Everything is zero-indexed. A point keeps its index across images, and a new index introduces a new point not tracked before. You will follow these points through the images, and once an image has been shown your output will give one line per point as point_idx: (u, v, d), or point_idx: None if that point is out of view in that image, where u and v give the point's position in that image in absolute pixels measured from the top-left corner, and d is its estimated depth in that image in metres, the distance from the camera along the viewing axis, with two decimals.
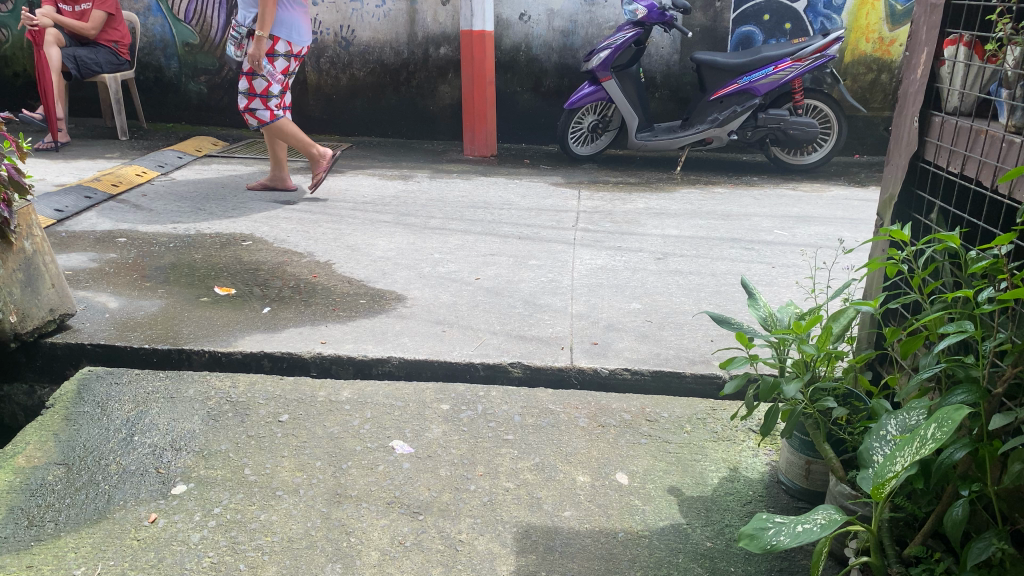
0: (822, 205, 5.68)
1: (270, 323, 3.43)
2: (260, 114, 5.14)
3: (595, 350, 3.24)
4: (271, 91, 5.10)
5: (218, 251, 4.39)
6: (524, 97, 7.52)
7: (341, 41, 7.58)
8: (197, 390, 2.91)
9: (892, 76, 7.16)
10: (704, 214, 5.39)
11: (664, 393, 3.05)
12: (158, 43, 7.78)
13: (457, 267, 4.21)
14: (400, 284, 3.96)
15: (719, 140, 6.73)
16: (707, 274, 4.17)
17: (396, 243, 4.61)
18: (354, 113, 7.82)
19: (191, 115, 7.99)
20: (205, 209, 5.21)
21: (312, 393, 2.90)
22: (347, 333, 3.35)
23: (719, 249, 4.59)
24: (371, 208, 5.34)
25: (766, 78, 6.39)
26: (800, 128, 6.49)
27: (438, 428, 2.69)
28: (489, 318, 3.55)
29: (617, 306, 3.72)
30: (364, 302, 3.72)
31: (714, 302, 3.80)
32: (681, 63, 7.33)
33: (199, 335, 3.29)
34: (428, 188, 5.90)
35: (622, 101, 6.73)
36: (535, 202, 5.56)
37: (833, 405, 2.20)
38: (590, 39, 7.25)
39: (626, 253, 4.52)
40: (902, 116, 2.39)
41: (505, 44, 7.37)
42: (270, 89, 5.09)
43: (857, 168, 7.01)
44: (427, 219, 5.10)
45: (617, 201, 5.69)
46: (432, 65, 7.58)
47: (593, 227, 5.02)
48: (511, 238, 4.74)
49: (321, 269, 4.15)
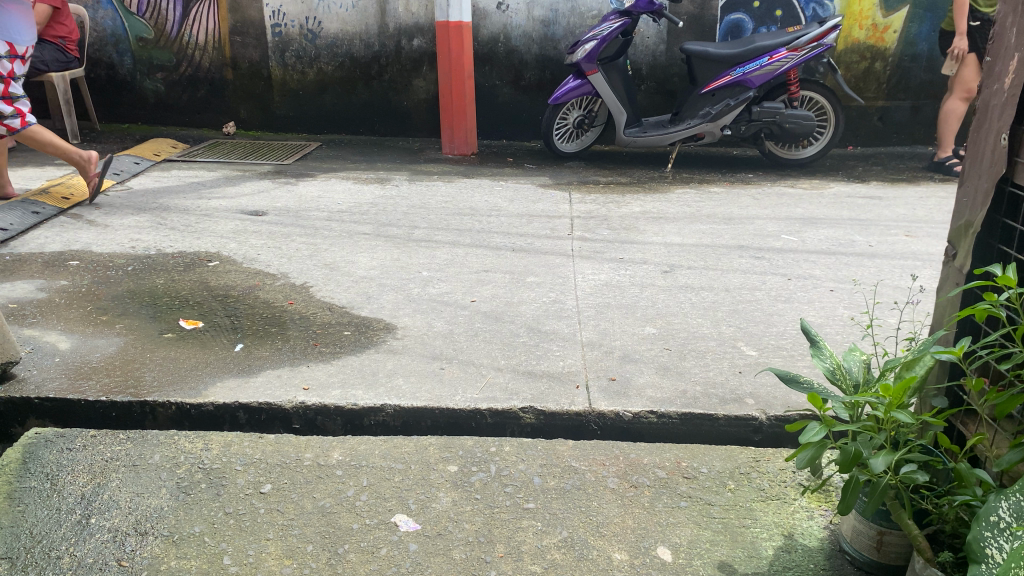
0: (826, 204, 5.38)
1: (243, 366, 3.04)
2: (9, 119, 4.70)
3: (614, 389, 2.89)
4: (11, 90, 4.69)
5: (181, 274, 3.97)
6: (503, 91, 7.13)
7: (306, 34, 7.13)
8: (163, 456, 2.50)
9: (886, 64, 6.90)
10: (704, 218, 5.06)
11: (695, 438, 2.73)
12: (109, 38, 7.27)
13: (449, 288, 3.84)
14: (387, 310, 3.58)
15: (712, 135, 6.40)
16: (721, 289, 3.85)
17: (378, 260, 4.21)
18: (323, 110, 7.38)
19: (147, 115, 7.48)
20: (167, 223, 4.77)
21: (297, 456, 2.51)
22: (332, 376, 2.96)
23: (729, 259, 4.27)
24: (349, 218, 4.94)
25: (760, 69, 6.06)
26: (797, 121, 6.21)
27: (447, 497, 2.33)
28: (492, 351, 3.19)
29: (630, 331, 3.37)
30: (348, 334, 3.34)
31: (734, 323, 3.46)
32: (668, 53, 6.99)
33: (163, 383, 2.89)
34: (408, 193, 5.50)
35: (610, 95, 6.39)
36: (524, 208, 5.21)
37: (923, 476, 1.86)
38: (572, 29, 6.88)
39: (630, 265, 4.18)
40: (982, 130, 2.04)
41: (482, 35, 6.97)
42: (11, 87, 4.68)
43: (853, 161, 6.73)
44: (411, 231, 4.71)
45: (610, 205, 5.34)
46: (405, 58, 7.15)
47: (590, 235, 4.68)
48: (504, 251, 4.38)
49: (297, 294, 3.75)
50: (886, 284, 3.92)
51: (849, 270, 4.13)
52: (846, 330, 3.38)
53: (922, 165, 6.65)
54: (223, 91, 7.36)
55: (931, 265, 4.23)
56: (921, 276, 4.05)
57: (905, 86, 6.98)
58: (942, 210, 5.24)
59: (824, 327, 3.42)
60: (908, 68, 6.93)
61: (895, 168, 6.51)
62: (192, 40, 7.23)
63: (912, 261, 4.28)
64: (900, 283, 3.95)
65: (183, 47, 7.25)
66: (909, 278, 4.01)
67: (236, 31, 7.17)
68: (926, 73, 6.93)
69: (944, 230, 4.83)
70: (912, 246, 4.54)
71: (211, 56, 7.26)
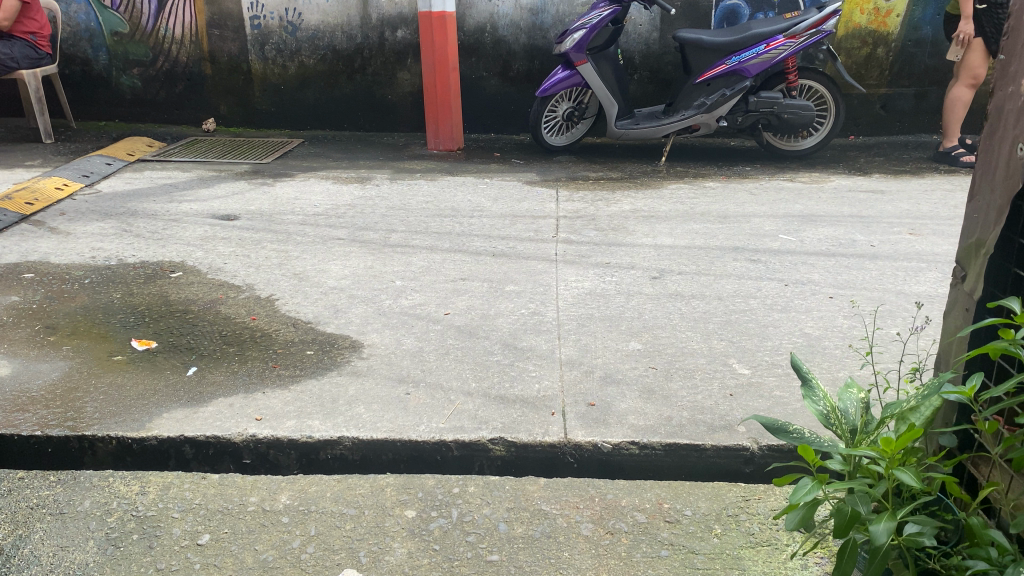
0: (826, 200, 5.13)
1: (194, 394, 2.81)
2: None
3: (593, 416, 2.66)
4: None
5: (140, 287, 3.74)
6: (491, 83, 6.87)
7: (286, 26, 6.88)
8: (94, 502, 2.30)
9: (889, 50, 6.64)
10: (698, 216, 4.81)
11: (679, 471, 2.51)
12: (82, 33, 7.02)
13: (422, 300, 3.61)
14: (354, 326, 3.35)
15: (707, 127, 6.15)
16: (713, 298, 3.60)
17: (350, 268, 3.99)
18: (305, 104, 7.13)
19: (124, 112, 7.24)
20: (132, 230, 4.54)
21: (240, 501, 2.29)
22: (289, 404, 2.73)
23: (722, 262, 4.03)
24: (324, 222, 4.71)
25: (757, 58, 5.81)
26: (795, 111, 5.95)
27: (402, 548, 2.11)
28: (463, 372, 2.95)
29: (613, 347, 3.14)
30: (311, 353, 3.11)
31: (725, 336, 3.23)
32: (661, 41, 6.73)
33: (105, 415, 2.66)
34: (389, 194, 5.27)
35: (600, 86, 6.14)
36: (508, 208, 4.98)
37: (930, 538, 1.63)
38: (561, 18, 6.63)
39: (617, 271, 3.94)
40: (994, 138, 1.80)
41: (468, 25, 6.72)
42: None
43: (855, 152, 6.47)
44: (387, 235, 4.48)
45: (600, 202, 5.10)
46: (389, 49, 6.89)
47: (576, 237, 4.44)
48: (484, 257, 4.15)
49: (260, 308, 3.52)
50: (888, 291, 3.68)
51: (849, 274, 3.89)
52: (845, 345, 3.15)
53: (926, 154, 6.39)
54: (202, 86, 7.12)
55: (937, 266, 3.98)
56: (927, 280, 3.81)
57: (908, 72, 6.72)
58: (948, 205, 4.99)
59: (821, 341, 3.18)
60: (912, 53, 6.66)
61: (898, 159, 6.25)
62: (169, 34, 6.98)
63: (916, 262, 4.04)
64: (903, 288, 3.71)
65: (160, 41, 7.00)
66: (912, 283, 3.78)
67: (213, 24, 6.91)
68: (930, 59, 6.67)
69: (950, 227, 4.58)
70: (916, 245, 4.30)
71: (188, 50, 7.01)
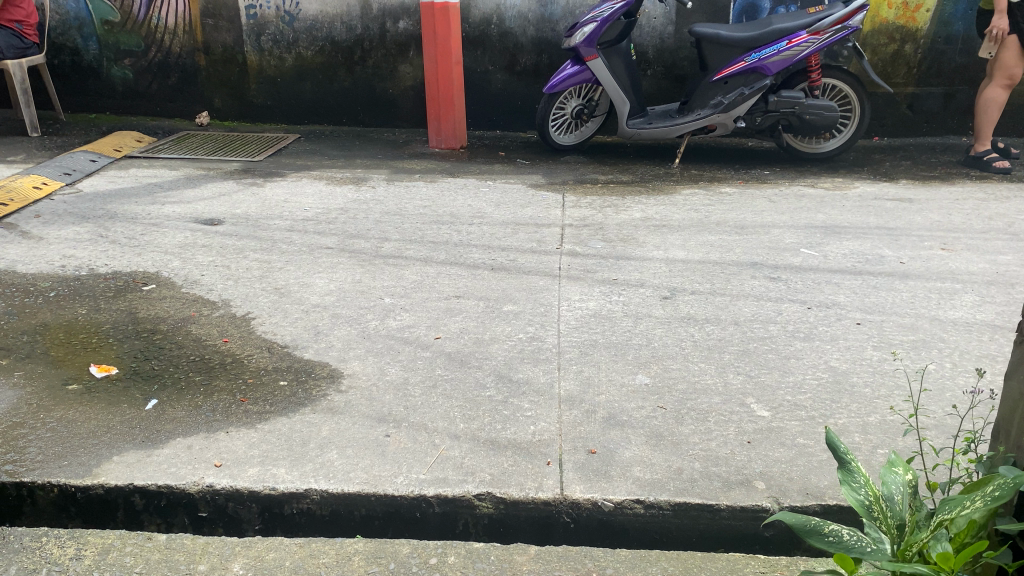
0: (850, 208, 4.81)
1: (150, 433, 2.52)
2: None
3: (594, 466, 2.36)
4: None
5: (109, 302, 3.47)
6: (497, 77, 6.55)
7: (283, 16, 6.58)
8: (22, 568, 2.14)
9: (916, 47, 6.30)
10: (713, 226, 4.50)
11: (690, 532, 2.22)
12: (72, 21, 6.75)
13: (412, 321, 3.32)
14: (335, 351, 3.07)
15: (723, 127, 5.81)
16: (728, 322, 3.30)
17: (336, 282, 3.70)
18: (303, 98, 6.83)
19: (115, 104, 6.96)
20: (109, 235, 4.26)
21: (188, 570, 2.13)
22: (253, 448, 2.45)
23: (740, 280, 3.72)
24: (314, 229, 4.42)
25: (778, 55, 5.49)
26: (817, 112, 5.60)
27: None
28: (450, 409, 2.66)
29: (618, 381, 2.83)
30: (285, 385, 2.81)
31: (742, 370, 2.92)
32: (676, 35, 6.39)
33: (49, 458, 2.39)
34: (385, 197, 4.99)
35: (610, 82, 5.82)
36: (510, 214, 4.70)
37: None
38: (571, 10, 6.29)
39: (625, 288, 3.65)
40: None
41: (474, 17, 6.40)
42: None
43: (880, 155, 6.13)
44: (379, 245, 4.20)
45: (608, 209, 4.80)
46: (390, 41, 6.58)
47: (582, 249, 4.14)
48: (482, 271, 3.86)
49: (235, 328, 3.24)
50: (920, 317, 3.37)
51: (877, 296, 3.57)
52: (876, 383, 2.84)
53: (956, 158, 6.03)
54: (196, 78, 6.83)
55: (973, 288, 3.66)
56: (962, 304, 3.49)
57: (937, 71, 6.37)
58: (980, 216, 4.66)
59: (848, 377, 2.88)
60: (941, 51, 6.31)
61: (926, 163, 5.91)
62: (161, 23, 6.69)
63: (949, 282, 3.72)
64: (937, 313, 3.40)
65: (152, 31, 6.71)
66: (946, 307, 3.46)
67: (208, 14, 6.62)
68: (960, 56, 6.32)
69: (985, 242, 4.26)
70: (948, 262, 3.97)
71: (182, 41, 6.73)
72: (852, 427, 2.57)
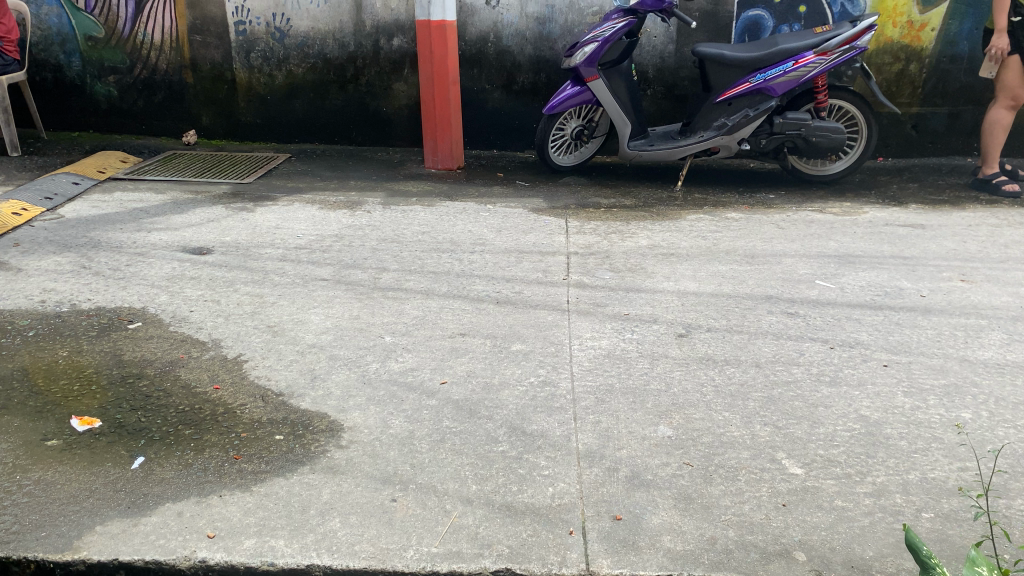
0: (862, 236, 4.67)
1: (136, 497, 2.32)
2: None
3: (620, 536, 2.18)
4: None
5: (92, 342, 3.27)
6: (493, 96, 6.38)
7: (274, 32, 6.39)
8: None
9: (921, 67, 6.18)
10: (723, 255, 4.34)
11: None
12: (54, 37, 6.53)
13: (415, 364, 3.13)
14: (335, 398, 2.87)
15: (727, 150, 5.66)
16: (749, 364, 3.13)
17: (333, 319, 3.51)
18: (294, 116, 6.64)
19: (99, 122, 6.75)
20: (92, 266, 4.05)
21: None
22: (249, 514, 2.25)
23: (757, 316, 3.56)
24: (307, 258, 4.22)
25: (784, 76, 5.34)
26: (824, 134, 5.45)
27: None
28: (460, 468, 2.47)
29: (640, 434, 2.64)
30: (281, 440, 2.61)
31: (770, 420, 2.75)
32: (677, 54, 6.25)
33: (24, 529, 2.19)
34: (381, 222, 4.80)
35: (611, 103, 5.67)
36: (512, 241, 4.52)
37: None
38: (570, 27, 6.14)
39: (637, 324, 3.48)
40: None
41: (470, 34, 6.24)
42: None
43: (887, 177, 5.99)
44: (377, 276, 4.01)
45: (613, 236, 4.64)
46: (384, 59, 6.39)
47: (589, 280, 3.97)
48: (486, 305, 3.68)
49: (228, 373, 3.04)
50: (949, 358, 3.21)
51: (901, 334, 3.42)
52: (912, 435, 2.67)
53: (963, 180, 5.91)
54: (183, 95, 6.63)
55: (999, 324, 3.51)
56: (991, 343, 3.33)
57: (943, 90, 6.25)
58: (996, 244, 4.53)
59: (882, 428, 2.71)
60: (947, 70, 6.19)
61: (933, 186, 5.78)
62: (147, 39, 6.49)
63: (974, 318, 3.57)
64: (966, 354, 3.24)
65: (137, 47, 6.51)
66: (974, 347, 3.30)
67: (196, 30, 6.42)
68: (966, 76, 6.20)
69: (1005, 272, 4.12)
70: (969, 295, 3.83)
71: (168, 57, 6.52)
72: (891, 487, 2.41)
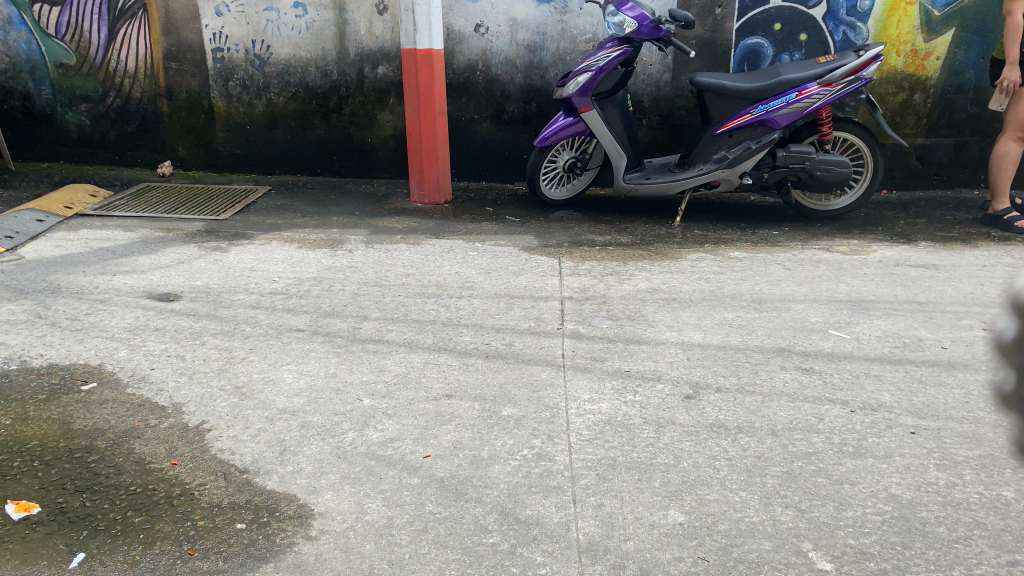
0: (873, 278, 4.41)
1: None
2: None
3: None
4: None
5: (40, 407, 2.96)
6: (483, 126, 6.13)
7: (253, 60, 6.13)
8: None
9: (926, 97, 5.96)
10: (727, 300, 4.07)
11: None
12: (23, 64, 6.25)
13: (395, 433, 2.83)
14: (306, 476, 2.57)
15: (728, 184, 5.40)
16: (764, 432, 2.85)
17: (307, 378, 3.21)
18: (274, 147, 6.36)
19: (71, 152, 6.47)
20: (49, 316, 3.74)
21: None
22: None
23: (770, 373, 3.28)
24: (283, 305, 3.93)
25: (786, 108, 5.10)
26: (829, 167, 5.20)
27: None
28: (444, 567, 2.17)
29: (648, 521, 2.36)
30: (243, 530, 2.31)
31: (792, 501, 2.46)
32: (674, 82, 6.02)
33: None
34: (363, 264, 4.51)
35: (606, 135, 5.42)
36: (503, 284, 4.25)
37: None
38: (562, 56, 5.90)
39: (639, 383, 3.19)
40: None
41: (458, 63, 6.00)
42: None
43: (893, 212, 5.75)
44: (357, 325, 3.72)
45: (610, 278, 4.37)
46: (368, 88, 6.13)
47: (586, 329, 3.69)
48: (474, 360, 3.39)
49: (188, 444, 2.74)
50: (982, 423, 2.93)
51: (926, 394, 3.14)
52: (951, 520, 2.39)
53: (973, 215, 5.66)
54: (158, 125, 6.35)
55: None
56: None
57: (948, 121, 6.03)
58: None
59: (917, 511, 2.43)
60: (952, 100, 5.97)
61: (941, 221, 5.54)
62: (120, 66, 6.21)
63: None
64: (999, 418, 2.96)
65: (110, 75, 6.23)
66: None
67: (171, 57, 6.15)
68: (972, 106, 5.98)
69: None
70: None
71: (142, 85, 6.25)
72: None
